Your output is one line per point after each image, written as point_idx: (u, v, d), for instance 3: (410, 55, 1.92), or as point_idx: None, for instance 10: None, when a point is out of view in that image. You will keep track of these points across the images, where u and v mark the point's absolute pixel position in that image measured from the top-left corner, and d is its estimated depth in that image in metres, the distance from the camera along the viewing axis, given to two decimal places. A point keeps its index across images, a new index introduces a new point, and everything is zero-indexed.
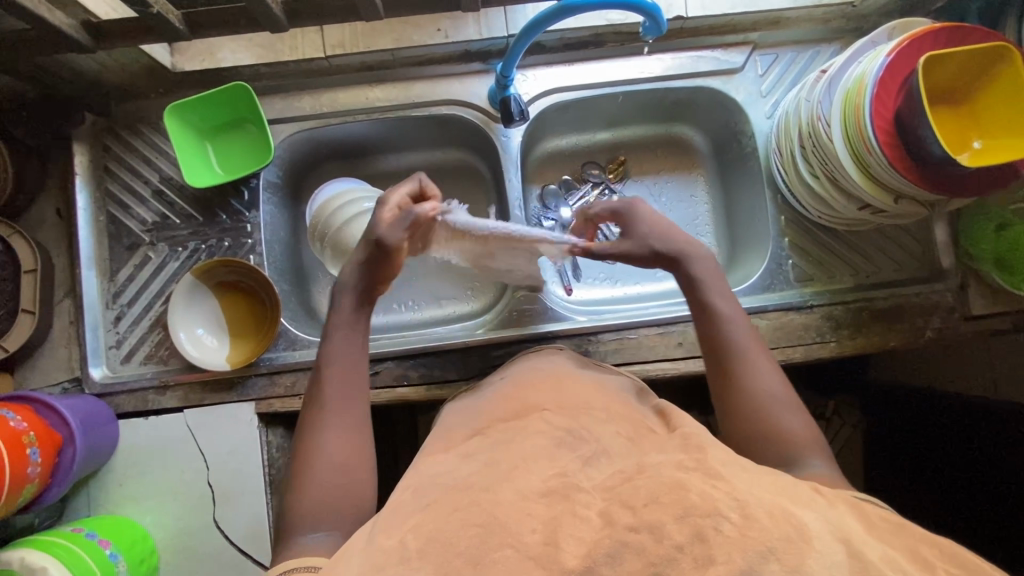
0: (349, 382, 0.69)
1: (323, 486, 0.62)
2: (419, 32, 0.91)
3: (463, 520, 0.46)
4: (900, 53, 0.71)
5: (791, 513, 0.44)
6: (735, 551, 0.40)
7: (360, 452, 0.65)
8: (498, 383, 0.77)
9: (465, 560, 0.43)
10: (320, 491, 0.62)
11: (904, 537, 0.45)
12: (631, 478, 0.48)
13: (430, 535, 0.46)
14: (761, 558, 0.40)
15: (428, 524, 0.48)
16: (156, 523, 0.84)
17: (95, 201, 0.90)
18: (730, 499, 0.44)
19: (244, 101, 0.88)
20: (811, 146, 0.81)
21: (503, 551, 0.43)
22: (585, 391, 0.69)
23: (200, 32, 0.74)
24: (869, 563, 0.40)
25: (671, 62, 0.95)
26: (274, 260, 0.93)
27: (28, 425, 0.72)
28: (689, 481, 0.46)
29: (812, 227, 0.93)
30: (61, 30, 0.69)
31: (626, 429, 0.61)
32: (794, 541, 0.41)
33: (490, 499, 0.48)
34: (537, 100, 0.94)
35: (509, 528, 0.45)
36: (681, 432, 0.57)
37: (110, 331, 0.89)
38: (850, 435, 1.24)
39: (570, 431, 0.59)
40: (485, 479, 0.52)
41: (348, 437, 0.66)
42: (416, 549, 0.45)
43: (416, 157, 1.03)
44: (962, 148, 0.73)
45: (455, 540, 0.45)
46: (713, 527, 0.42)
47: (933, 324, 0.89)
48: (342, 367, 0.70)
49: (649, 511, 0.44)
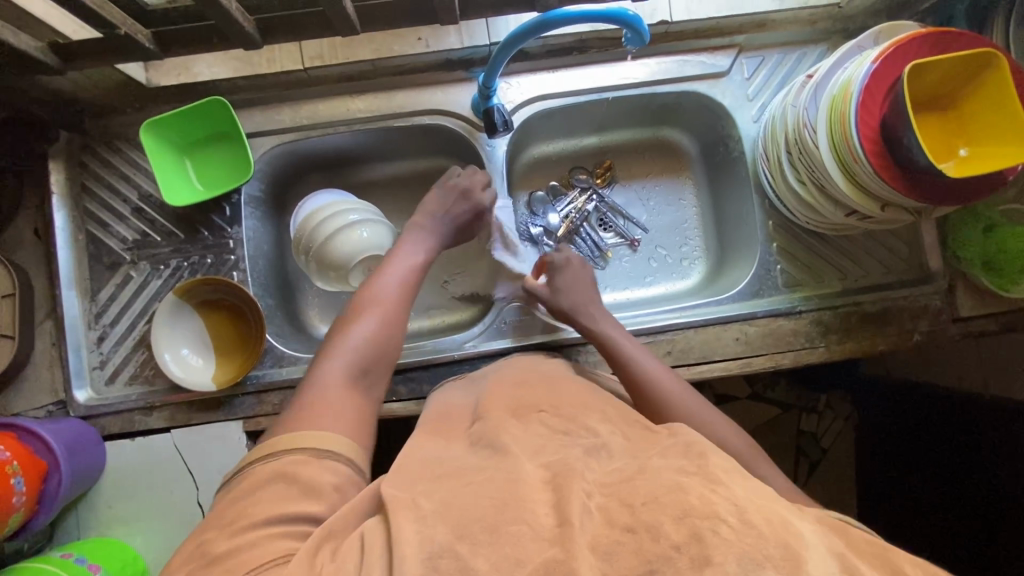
0: (406, 283, 0.79)
1: (354, 352, 0.71)
2: (400, 42, 0.90)
3: (479, 492, 0.47)
4: (886, 60, 0.70)
5: (789, 521, 0.43)
6: (731, 554, 0.39)
7: (394, 330, 0.75)
8: (482, 382, 0.76)
9: (483, 527, 0.44)
10: (350, 357, 0.70)
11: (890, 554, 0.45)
12: (630, 477, 0.48)
13: (445, 501, 0.48)
14: (757, 564, 0.39)
15: (444, 492, 0.49)
16: (147, 545, 0.83)
17: (74, 220, 0.89)
18: (729, 504, 0.43)
19: (221, 115, 0.87)
20: (797, 153, 0.81)
21: (518, 525, 0.44)
22: (578, 390, 0.69)
23: (171, 51, 0.72)
24: None
25: (655, 66, 0.93)
26: (258, 276, 0.92)
27: (11, 454, 0.72)
28: (688, 483, 0.45)
29: (800, 233, 0.92)
30: (28, 53, 0.67)
31: (623, 427, 0.61)
32: (791, 548, 0.40)
33: (501, 478, 0.49)
34: (520, 109, 0.93)
35: (527, 505, 0.46)
36: (679, 434, 0.56)
37: (93, 352, 0.88)
38: (841, 429, 1.24)
39: (564, 433, 0.58)
40: (495, 462, 0.53)
41: (390, 317, 0.75)
42: (432, 510, 0.47)
43: (401, 166, 1.02)
44: (948, 156, 0.72)
45: (472, 508, 0.46)
46: (710, 529, 0.41)
47: (921, 327, 0.89)
48: (397, 280, 0.78)
49: (648, 511, 0.43)
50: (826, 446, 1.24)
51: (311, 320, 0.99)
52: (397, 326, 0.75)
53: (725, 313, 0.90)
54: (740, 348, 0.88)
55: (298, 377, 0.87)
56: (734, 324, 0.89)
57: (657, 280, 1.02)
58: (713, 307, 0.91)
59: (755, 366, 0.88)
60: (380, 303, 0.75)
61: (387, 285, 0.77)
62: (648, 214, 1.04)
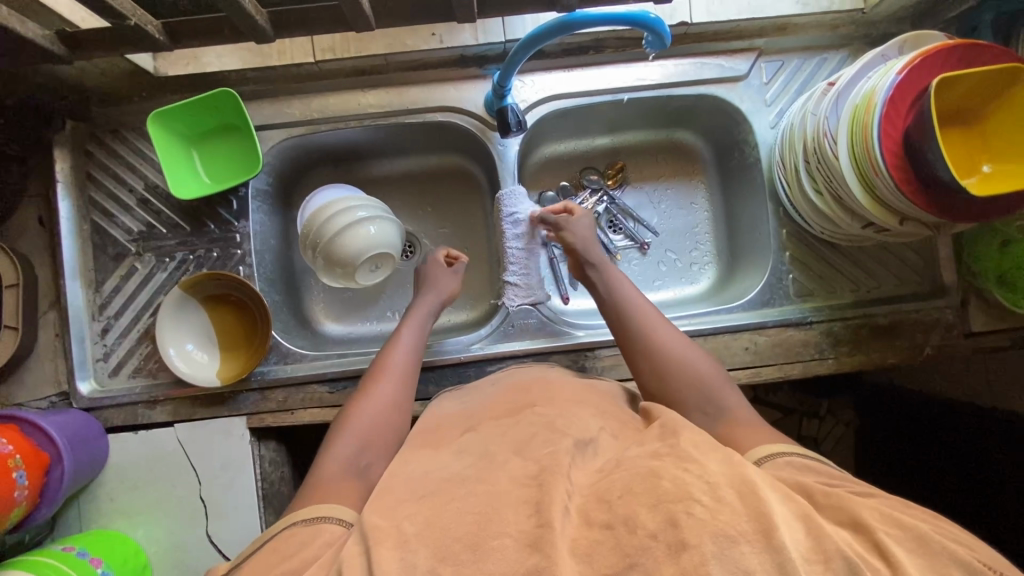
0: (410, 357, 0.75)
1: (367, 422, 0.65)
2: (414, 37, 0.87)
3: (460, 509, 0.46)
4: (912, 70, 0.68)
5: (756, 486, 0.42)
6: (705, 534, 0.38)
7: (403, 407, 0.69)
8: (489, 388, 0.73)
9: (462, 544, 0.42)
10: (361, 427, 0.65)
11: (849, 503, 0.44)
12: (609, 474, 0.47)
13: (428, 520, 0.45)
14: (730, 541, 0.38)
15: (427, 511, 0.46)
16: (147, 537, 0.83)
17: (78, 209, 0.88)
18: (701, 482, 0.42)
19: (233, 110, 0.85)
20: (815, 163, 0.79)
21: (501, 539, 0.42)
22: (575, 389, 0.67)
23: (181, 43, 0.71)
24: (829, 541, 0.39)
25: (673, 68, 0.91)
26: (265, 271, 0.91)
27: (13, 447, 0.71)
28: (661, 468, 0.44)
29: (814, 243, 0.91)
30: (32, 41, 0.66)
31: (614, 424, 0.60)
32: (762, 518, 0.39)
33: (487, 489, 0.48)
34: (536, 107, 0.92)
35: (508, 517, 0.44)
36: (659, 421, 0.55)
37: (97, 343, 0.88)
38: (843, 435, 1.21)
39: (553, 423, 0.57)
40: (482, 471, 0.51)
41: (396, 394, 0.70)
42: (413, 534, 0.44)
43: (409, 162, 1.01)
44: (971, 172, 0.70)
45: (454, 527, 0.44)
46: (685, 511, 0.40)
47: (932, 341, 0.88)
48: (411, 338, 0.78)
49: (623, 505, 0.42)
50: (827, 451, 1.21)
51: (315, 314, 0.99)
52: (405, 404, 0.70)
53: (735, 321, 0.89)
54: (749, 358, 0.87)
55: (304, 375, 0.86)
56: (744, 333, 0.88)
57: (666, 284, 1.01)
58: (723, 314, 0.90)
59: (764, 376, 0.87)
60: (399, 366, 0.73)
61: (402, 343, 0.76)
62: (659, 216, 1.03)
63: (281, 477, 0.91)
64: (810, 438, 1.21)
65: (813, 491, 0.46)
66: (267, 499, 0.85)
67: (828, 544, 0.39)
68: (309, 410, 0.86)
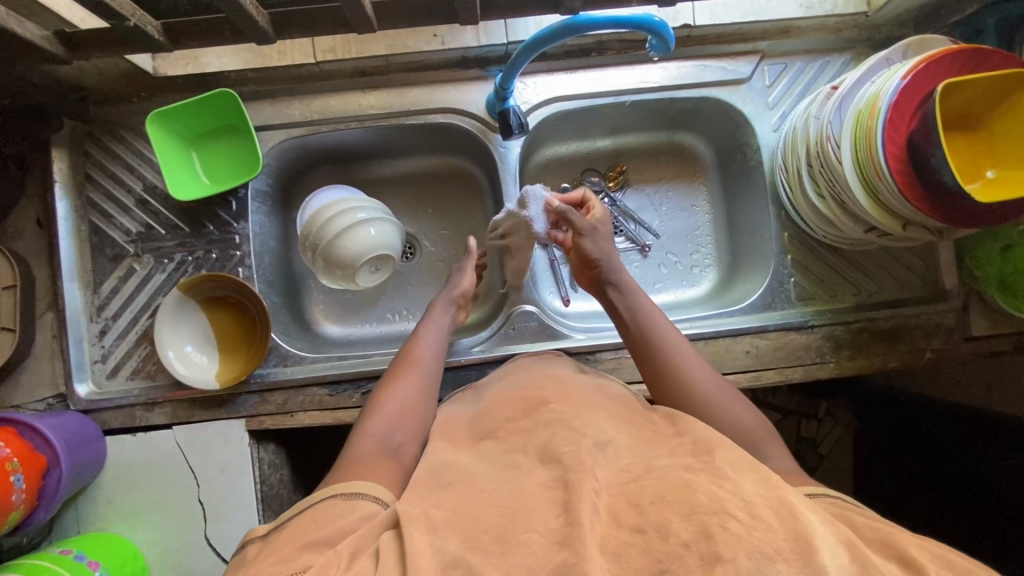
0: (432, 352, 0.75)
1: (397, 406, 0.66)
2: (415, 38, 0.87)
3: (491, 501, 0.46)
4: (916, 75, 0.68)
5: (797, 510, 0.41)
6: (741, 550, 0.38)
7: (427, 401, 0.68)
8: (499, 383, 0.72)
9: (491, 536, 0.43)
10: (387, 418, 0.64)
11: (896, 538, 0.44)
12: (639, 478, 0.47)
13: (455, 510, 0.46)
14: (767, 559, 0.37)
15: (446, 510, 0.46)
16: (146, 540, 0.82)
17: (76, 210, 0.87)
18: (736, 499, 0.42)
19: (232, 109, 0.84)
20: (818, 166, 0.79)
21: (528, 534, 0.42)
22: (586, 389, 0.66)
23: (181, 43, 0.70)
24: (873, 567, 0.39)
25: (675, 71, 0.91)
26: (264, 271, 0.90)
27: (11, 450, 0.71)
28: (696, 481, 0.44)
29: (815, 246, 0.91)
30: (31, 42, 0.65)
31: (628, 427, 0.59)
32: (801, 539, 0.38)
33: (505, 490, 0.48)
34: (536, 110, 0.91)
35: (533, 515, 0.44)
36: (687, 430, 0.55)
37: (95, 345, 0.87)
38: (840, 436, 1.23)
39: (570, 422, 0.56)
40: (504, 475, 0.51)
41: (417, 390, 0.69)
42: (443, 521, 0.45)
43: (409, 164, 1.00)
44: (974, 177, 0.70)
45: (483, 519, 0.44)
46: (719, 525, 0.39)
47: (933, 345, 0.88)
48: (433, 335, 0.77)
49: (656, 510, 0.42)
50: (824, 453, 1.22)
51: (315, 316, 0.98)
52: (428, 399, 0.69)
53: (736, 325, 0.88)
54: (751, 361, 0.87)
55: (303, 378, 0.86)
56: (744, 337, 0.88)
57: (667, 287, 1.01)
58: (725, 317, 0.90)
59: (765, 379, 0.87)
60: (422, 364, 0.72)
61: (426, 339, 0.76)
62: (659, 218, 1.03)
63: (281, 480, 0.91)
64: (808, 439, 1.23)
65: (859, 525, 0.46)
66: (266, 501, 0.85)
67: (872, 568, 0.39)
68: (309, 413, 0.86)
